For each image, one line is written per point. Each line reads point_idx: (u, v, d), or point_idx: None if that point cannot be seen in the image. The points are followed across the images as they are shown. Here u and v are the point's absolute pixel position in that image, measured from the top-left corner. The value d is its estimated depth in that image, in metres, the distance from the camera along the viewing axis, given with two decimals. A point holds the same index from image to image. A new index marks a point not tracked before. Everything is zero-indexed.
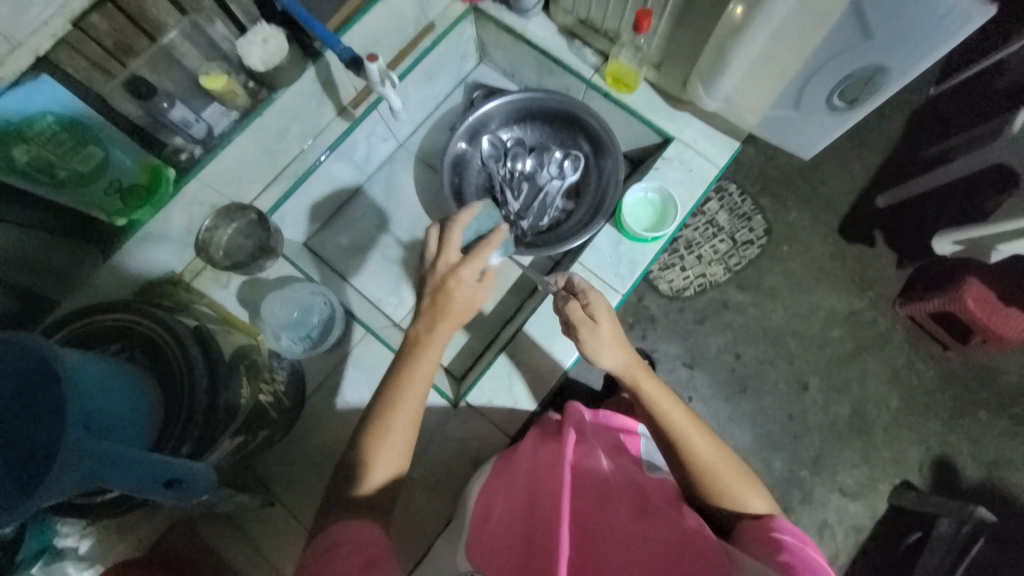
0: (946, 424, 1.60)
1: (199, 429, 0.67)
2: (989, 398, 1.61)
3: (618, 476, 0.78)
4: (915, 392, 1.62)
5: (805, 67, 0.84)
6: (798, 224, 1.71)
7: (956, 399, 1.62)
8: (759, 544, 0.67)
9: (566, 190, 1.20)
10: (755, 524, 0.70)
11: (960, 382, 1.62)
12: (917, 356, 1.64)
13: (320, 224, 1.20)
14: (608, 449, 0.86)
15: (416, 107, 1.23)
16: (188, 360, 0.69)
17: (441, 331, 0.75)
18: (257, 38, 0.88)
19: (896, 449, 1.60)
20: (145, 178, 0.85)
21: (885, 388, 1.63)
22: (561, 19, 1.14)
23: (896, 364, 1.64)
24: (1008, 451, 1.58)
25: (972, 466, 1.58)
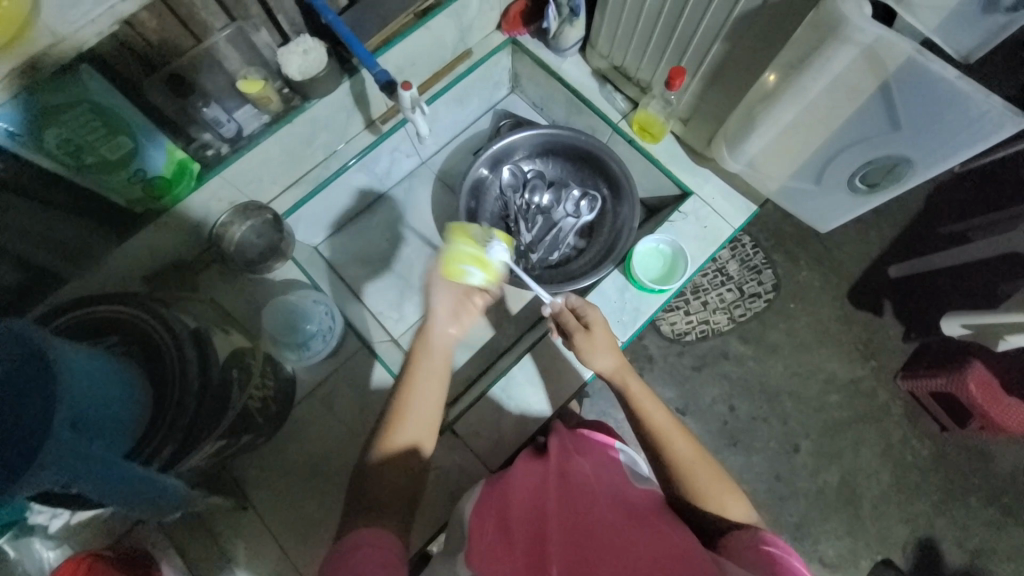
0: (935, 506, 1.57)
1: (184, 432, 0.67)
2: (981, 485, 1.58)
3: (603, 486, 0.78)
4: (907, 469, 1.60)
5: (828, 147, 0.85)
6: (807, 284, 1.70)
7: (947, 481, 1.59)
8: (742, 556, 0.65)
9: (579, 228, 1.21)
10: (742, 537, 0.67)
11: (953, 465, 1.59)
12: (913, 432, 1.62)
13: (334, 230, 1.21)
14: (597, 460, 0.86)
15: (443, 128, 1.25)
16: (182, 361, 0.69)
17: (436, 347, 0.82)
18: (298, 49, 0.91)
19: (882, 525, 1.56)
20: (170, 170, 0.86)
21: (877, 461, 1.60)
22: (595, 62, 1.16)
23: (891, 438, 1.62)
24: (995, 542, 1.55)
25: (956, 552, 1.54)
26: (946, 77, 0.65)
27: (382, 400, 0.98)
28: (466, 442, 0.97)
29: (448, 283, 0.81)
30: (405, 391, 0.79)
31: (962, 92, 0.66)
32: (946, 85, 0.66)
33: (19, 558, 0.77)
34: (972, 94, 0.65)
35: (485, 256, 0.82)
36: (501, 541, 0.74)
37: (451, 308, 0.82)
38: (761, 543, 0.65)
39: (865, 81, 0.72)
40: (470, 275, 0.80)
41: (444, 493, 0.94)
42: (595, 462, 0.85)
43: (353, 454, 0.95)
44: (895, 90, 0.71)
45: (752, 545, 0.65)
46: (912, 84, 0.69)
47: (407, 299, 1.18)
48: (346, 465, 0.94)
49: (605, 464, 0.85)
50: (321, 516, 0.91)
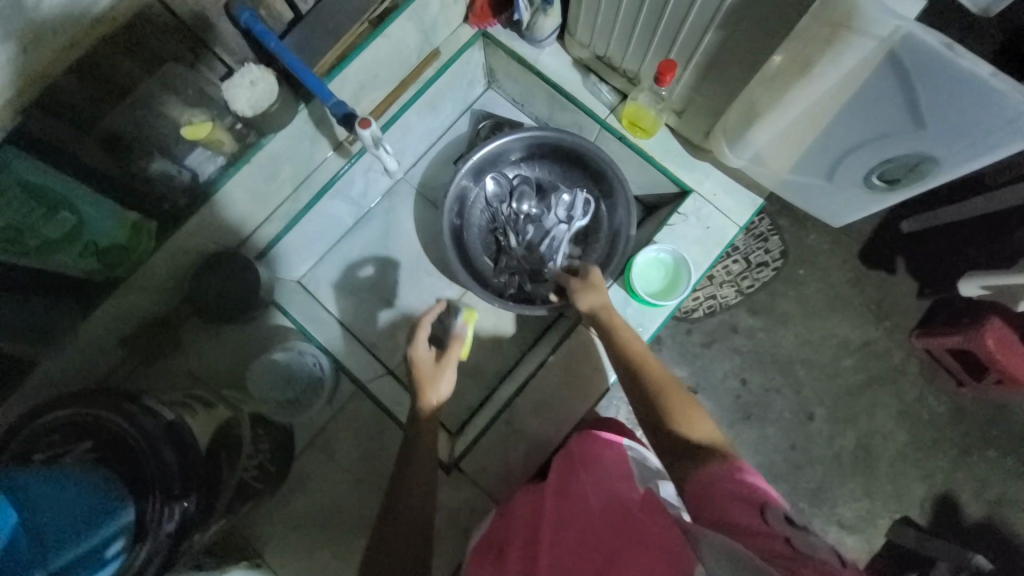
0: (953, 462, 1.56)
1: (166, 547, 0.63)
2: (998, 437, 1.56)
3: (597, 497, 0.72)
4: (924, 428, 1.58)
5: (841, 144, 0.77)
6: (817, 248, 1.63)
7: (965, 436, 1.57)
8: (719, 482, 0.60)
9: (574, 235, 1.12)
10: (703, 478, 0.62)
11: (971, 419, 1.57)
12: (930, 391, 1.59)
13: (315, 260, 1.15)
14: (597, 464, 0.80)
15: (417, 137, 1.15)
16: (162, 467, 0.65)
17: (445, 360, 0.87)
18: (244, 81, 0.81)
19: (900, 484, 1.56)
20: (124, 235, 0.79)
21: (893, 422, 1.58)
22: (576, 52, 1.05)
23: (907, 397, 1.59)
24: (1013, 491, 1.54)
25: (974, 504, 1.54)
26: (979, 75, 0.57)
27: (383, 440, 0.96)
28: (474, 474, 0.94)
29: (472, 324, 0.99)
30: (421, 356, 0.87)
31: (995, 91, 0.57)
32: (978, 82, 0.57)
33: None
34: (1010, 93, 0.56)
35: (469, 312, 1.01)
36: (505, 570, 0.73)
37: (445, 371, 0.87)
38: (724, 479, 0.61)
39: (882, 76, 0.64)
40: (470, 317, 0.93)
41: (456, 526, 0.93)
42: (595, 471, 0.78)
43: (361, 500, 0.93)
44: (919, 87, 0.62)
45: (715, 490, 0.60)
46: (937, 81, 0.60)
47: (400, 323, 1.14)
48: (356, 511, 0.93)
49: (605, 468, 0.78)
50: (335, 563, 0.91)
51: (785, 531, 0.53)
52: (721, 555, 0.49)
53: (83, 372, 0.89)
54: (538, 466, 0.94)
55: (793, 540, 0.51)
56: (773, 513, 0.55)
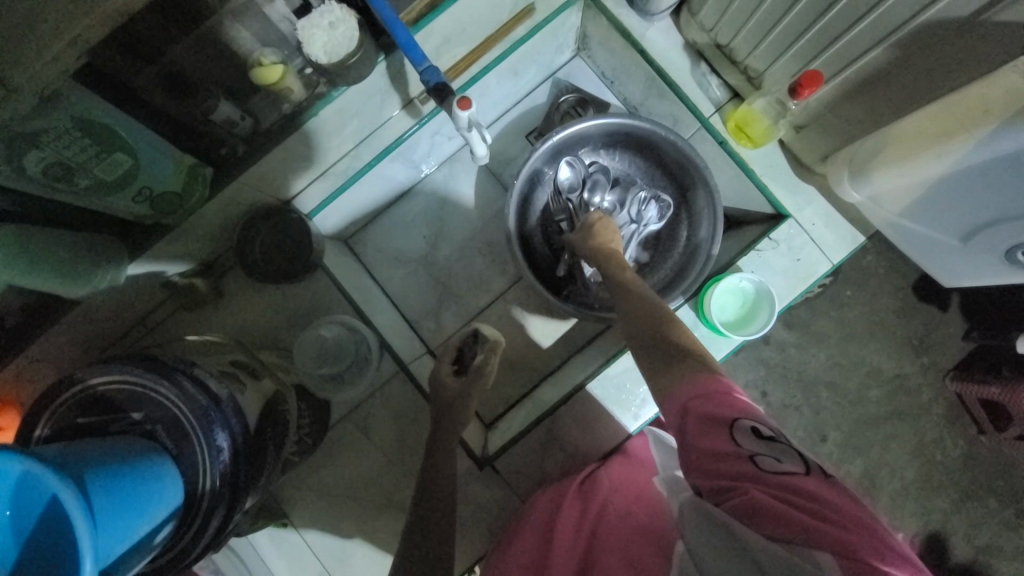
0: (952, 504, 1.55)
1: (214, 530, 0.61)
2: (1003, 488, 1.55)
3: (613, 488, 0.77)
4: (933, 468, 1.56)
5: (998, 211, 0.67)
6: (871, 270, 1.55)
7: (970, 481, 1.55)
8: (701, 404, 0.57)
9: (644, 238, 1.05)
10: (676, 401, 0.59)
11: (981, 467, 1.55)
12: (949, 433, 1.56)
13: (367, 222, 1.07)
14: (621, 461, 0.83)
15: (491, 103, 1.05)
16: (213, 449, 0.61)
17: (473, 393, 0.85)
18: (323, 22, 0.71)
19: (896, 516, 1.55)
20: (180, 182, 0.72)
21: (905, 458, 1.56)
22: (690, 34, 0.92)
23: (925, 436, 1.56)
24: (1003, 541, 1.54)
25: (963, 546, 1.54)
26: None
27: (418, 424, 0.93)
28: (500, 469, 0.92)
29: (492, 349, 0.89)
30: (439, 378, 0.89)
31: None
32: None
33: None
34: None
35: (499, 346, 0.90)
36: (523, 548, 0.78)
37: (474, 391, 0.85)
38: (699, 400, 0.57)
39: None
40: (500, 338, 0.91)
41: (472, 511, 0.92)
42: (620, 466, 0.82)
43: (387, 476, 0.93)
44: None
45: (688, 412, 0.58)
46: None
47: (445, 303, 1.08)
48: (382, 486, 0.93)
49: (631, 462, 0.82)
50: (354, 533, 0.92)
51: (752, 450, 0.54)
52: (706, 533, 0.52)
53: (122, 308, 0.85)
54: (571, 470, 0.92)
55: (759, 458, 0.53)
56: (743, 432, 0.54)
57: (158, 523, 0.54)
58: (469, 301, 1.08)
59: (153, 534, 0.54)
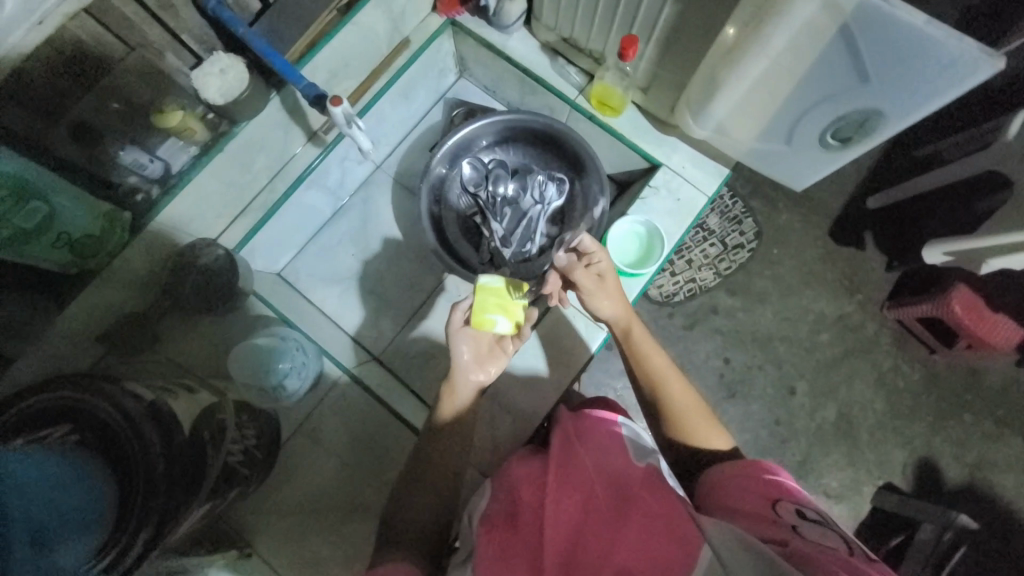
0: (930, 427, 1.52)
1: (155, 525, 0.62)
2: (975, 400, 1.52)
3: (600, 470, 0.73)
4: (900, 395, 1.53)
5: (798, 104, 0.81)
6: (788, 227, 1.61)
7: (939, 401, 1.53)
8: (746, 481, 0.71)
9: (550, 214, 1.15)
10: (730, 480, 0.73)
11: (946, 385, 1.53)
12: (903, 359, 1.55)
13: (295, 252, 1.16)
14: (600, 437, 0.80)
15: (391, 127, 1.17)
16: (144, 446, 0.63)
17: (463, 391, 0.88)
18: (214, 69, 0.82)
19: (881, 452, 1.51)
20: (97, 227, 0.79)
21: (871, 391, 1.54)
22: (542, 36, 1.08)
23: (883, 366, 1.55)
24: (992, 454, 1.50)
25: (955, 467, 1.49)
26: (914, 23, 0.61)
27: (372, 422, 0.97)
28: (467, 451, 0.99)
29: (476, 331, 0.89)
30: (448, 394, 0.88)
31: (948, 53, 0.62)
32: (931, 41, 0.62)
33: None
34: (942, 39, 0.60)
35: (509, 304, 0.91)
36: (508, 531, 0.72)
37: (474, 356, 0.90)
38: (751, 481, 0.71)
39: (825, 33, 0.68)
40: (497, 323, 0.89)
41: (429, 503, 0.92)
42: (601, 446, 0.78)
43: (349, 479, 0.94)
44: (859, 41, 0.67)
45: (739, 487, 0.71)
46: (878, 33, 0.65)
47: (384, 312, 1.15)
48: (343, 491, 0.94)
49: (608, 440, 0.79)
50: (327, 548, 0.90)
51: (795, 521, 0.63)
52: (725, 532, 0.57)
53: None
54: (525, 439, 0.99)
55: (800, 527, 0.61)
56: (787, 510, 0.65)
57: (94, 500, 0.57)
58: (406, 301, 1.16)
59: (89, 515, 0.56)
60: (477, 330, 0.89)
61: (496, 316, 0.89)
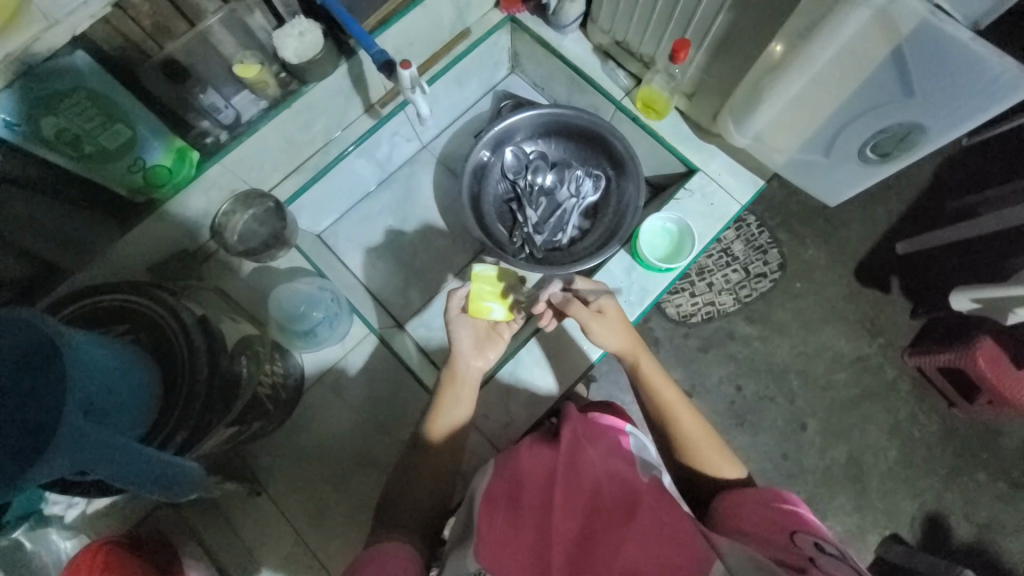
0: (942, 481, 1.46)
1: (195, 419, 0.67)
2: (990, 459, 1.47)
3: (610, 478, 0.73)
4: (914, 445, 1.49)
5: (841, 116, 0.84)
6: (814, 263, 1.57)
7: (954, 455, 1.48)
8: (762, 513, 0.72)
9: (583, 208, 1.19)
10: (746, 506, 0.74)
11: (960, 441, 1.48)
12: (920, 408, 1.50)
13: (336, 216, 1.20)
14: (609, 447, 0.81)
15: (441, 110, 1.23)
16: (189, 347, 0.69)
17: (461, 379, 0.89)
18: (294, 31, 0.89)
19: (890, 500, 1.46)
20: (170, 157, 0.85)
21: (884, 438, 1.49)
22: (597, 39, 1.14)
23: (898, 414, 1.50)
24: (1003, 516, 1.44)
25: (964, 525, 1.44)
26: (961, 39, 0.65)
27: (392, 384, 0.99)
28: (475, 426, 0.99)
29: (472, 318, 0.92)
30: (445, 385, 0.89)
31: (990, 69, 0.66)
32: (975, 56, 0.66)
33: (36, 550, 0.82)
34: (988, 57, 0.65)
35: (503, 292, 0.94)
36: (511, 520, 0.71)
37: (474, 344, 0.91)
38: (765, 512, 0.72)
39: (875, 46, 0.72)
40: (493, 311, 0.92)
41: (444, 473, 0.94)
42: (606, 453, 0.79)
43: (362, 435, 0.97)
44: (909, 58, 0.71)
45: (755, 514, 0.72)
46: (928, 49, 0.69)
47: (412, 286, 1.19)
48: (355, 446, 0.96)
49: (615, 451, 0.80)
50: (334, 499, 0.93)
51: (813, 552, 0.64)
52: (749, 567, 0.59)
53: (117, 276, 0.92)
54: (535, 421, 0.99)
55: (818, 558, 0.62)
56: (803, 541, 0.66)
57: (137, 390, 0.61)
58: (432, 278, 1.19)
59: (133, 399, 0.60)
60: (474, 317, 0.92)
61: (492, 304, 0.92)
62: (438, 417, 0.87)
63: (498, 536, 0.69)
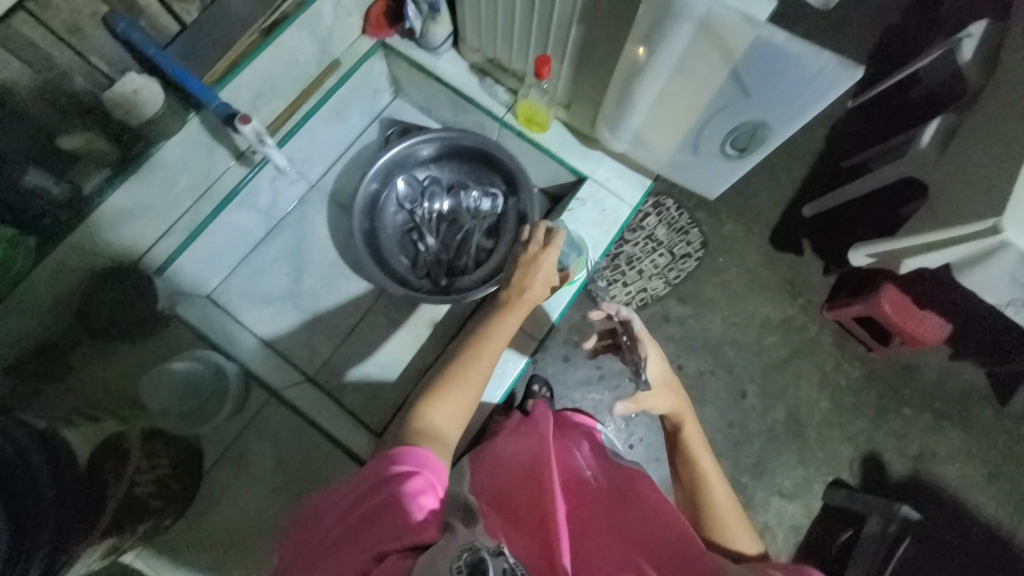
0: (873, 422, 1.51)
1: (44, 552, 0.59)
2: (913, 395, 1.52)
3: (591, 469, 0.74)
4: (844, 392, 1.53)
5: (697, 119, 0.87)
6: (733, 236, 1.57)
7: (881, 396, 1.52)
8: None
9: (485, 227, 1.17)
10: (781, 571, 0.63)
11: (886, 382, 1.53)
12: (843, 357, 1.54)
13: (227, 273, 1.13)
14: (582, 441, 0.82)
15: (324, 146, 1.17)
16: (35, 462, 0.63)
17: (506, 323, 0.78)
18: (126, 89, 0.82)
19: (830, 449, 1.50)
20: (0, 252, 0.77)
21: (817, 390, 1.53)
22: (470, 57, 1.12)
23: (825, 366, 1.54)
24: (935, 447, 1.50)
25: (899, 461, 1.50)
26: (778, 44, 0.68)
27: (300, 443, 0.95)
28: None
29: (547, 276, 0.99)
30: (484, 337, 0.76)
31: (813, 67, 0.69)
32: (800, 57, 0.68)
33: None
34: (805, 54, 0.67)
35: None
36: (507, 514, 0.63)
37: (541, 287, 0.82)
38: None
39: (707, 53, 0.74)
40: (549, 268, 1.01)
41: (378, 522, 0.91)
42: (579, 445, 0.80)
43: (275, 504, 0.91)
44: (740, 64, 0.73)
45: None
46: (754, 55, 0.71)
47: (316, 331, 1.15)
48: (268, 520, 0.90)
49: (588, 445, 0.81)
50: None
51: None
52: None
53: None
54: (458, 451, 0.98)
55: None
56: None
57: None
58: (341, 322, 1.16)
59: None
60: None
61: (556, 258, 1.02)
62: (436, 398, 0.68)
63: (503, 520, 0.62)
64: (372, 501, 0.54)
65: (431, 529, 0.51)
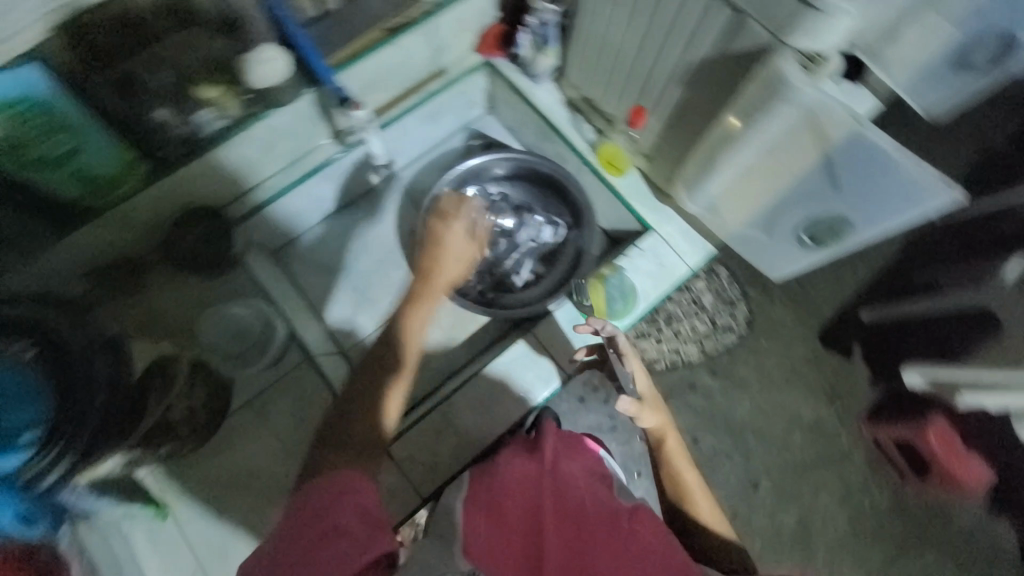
0: (888, 555, 1.40)
1: (84, 443, 0.80)
2: (937, 538, 1.40)
3: (589, 494, 0.71)
4: (863, 515, 1.43)
5: (778, 200, 0.88)
6: (781, 322, 1.50)
7: (903, 530, 1.41)
8: None
9: (540, 252, 1.20)
10: None
11: (911, 516, 1.42)
12: (874, 479, 1.44)
13: (294, 236, 1.20)
14: (585, 469, 0.80)
15: (412, 143, 1.24)
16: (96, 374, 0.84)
17: (428, 298, 0.95)
18: (259, 57, 0.88)
19: (834, 570, 1.40)
20: (115, 169, 0.86)
21: (835, 504, 1.43)
22: (569, 92, 1.17)
23: (850, 482, 1.44)
24: None
25: None
26: (879, 146, 0.69)
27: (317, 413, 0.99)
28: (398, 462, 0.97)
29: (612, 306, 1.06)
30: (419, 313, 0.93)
31: (915, 175, 0.69)
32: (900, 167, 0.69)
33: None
34: (907, 164, 0.68)
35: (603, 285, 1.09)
36: (496, 539, 0.64)
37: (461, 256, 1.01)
38: None
39: (805, 137, 0.76)
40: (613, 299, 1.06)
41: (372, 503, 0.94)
42: (579, 469, 0.78)
43: (282, 464, 0.97)
44: (837, 154, 0.75)
45: None
46: (852, 149, 0.73)
47: (363, 311, 1.20)
48: (274, 476, 0.96)
49: (592, 475, 0.79)
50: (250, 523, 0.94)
51: None
52: None
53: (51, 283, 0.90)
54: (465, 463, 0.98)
55: None
56: None
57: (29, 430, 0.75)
58: (385, 307, 1.20)
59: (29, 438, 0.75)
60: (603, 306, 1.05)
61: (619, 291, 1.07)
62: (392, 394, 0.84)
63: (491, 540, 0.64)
64: (335, 519, 0.63)
65: (388, 540, 0.63)
